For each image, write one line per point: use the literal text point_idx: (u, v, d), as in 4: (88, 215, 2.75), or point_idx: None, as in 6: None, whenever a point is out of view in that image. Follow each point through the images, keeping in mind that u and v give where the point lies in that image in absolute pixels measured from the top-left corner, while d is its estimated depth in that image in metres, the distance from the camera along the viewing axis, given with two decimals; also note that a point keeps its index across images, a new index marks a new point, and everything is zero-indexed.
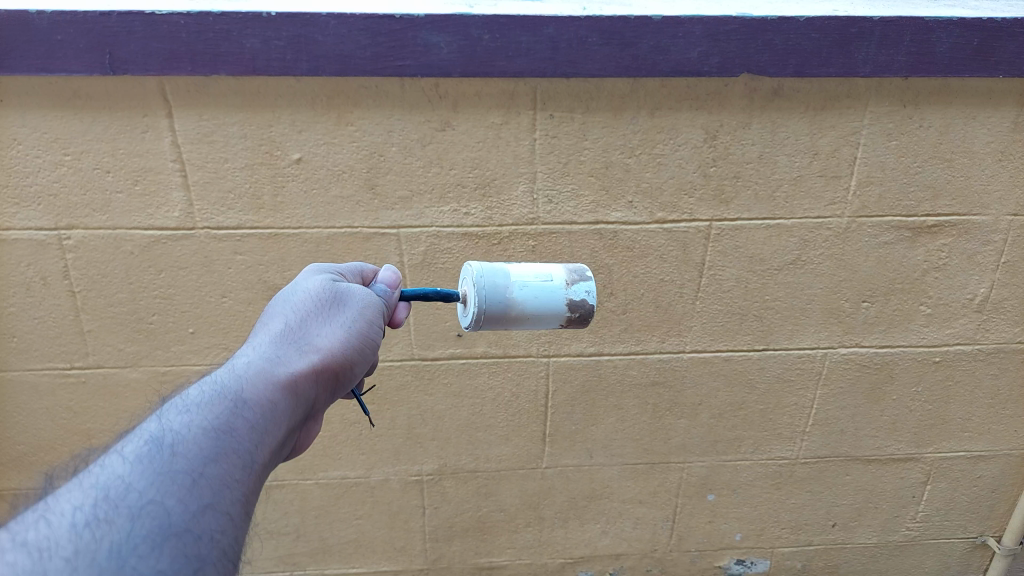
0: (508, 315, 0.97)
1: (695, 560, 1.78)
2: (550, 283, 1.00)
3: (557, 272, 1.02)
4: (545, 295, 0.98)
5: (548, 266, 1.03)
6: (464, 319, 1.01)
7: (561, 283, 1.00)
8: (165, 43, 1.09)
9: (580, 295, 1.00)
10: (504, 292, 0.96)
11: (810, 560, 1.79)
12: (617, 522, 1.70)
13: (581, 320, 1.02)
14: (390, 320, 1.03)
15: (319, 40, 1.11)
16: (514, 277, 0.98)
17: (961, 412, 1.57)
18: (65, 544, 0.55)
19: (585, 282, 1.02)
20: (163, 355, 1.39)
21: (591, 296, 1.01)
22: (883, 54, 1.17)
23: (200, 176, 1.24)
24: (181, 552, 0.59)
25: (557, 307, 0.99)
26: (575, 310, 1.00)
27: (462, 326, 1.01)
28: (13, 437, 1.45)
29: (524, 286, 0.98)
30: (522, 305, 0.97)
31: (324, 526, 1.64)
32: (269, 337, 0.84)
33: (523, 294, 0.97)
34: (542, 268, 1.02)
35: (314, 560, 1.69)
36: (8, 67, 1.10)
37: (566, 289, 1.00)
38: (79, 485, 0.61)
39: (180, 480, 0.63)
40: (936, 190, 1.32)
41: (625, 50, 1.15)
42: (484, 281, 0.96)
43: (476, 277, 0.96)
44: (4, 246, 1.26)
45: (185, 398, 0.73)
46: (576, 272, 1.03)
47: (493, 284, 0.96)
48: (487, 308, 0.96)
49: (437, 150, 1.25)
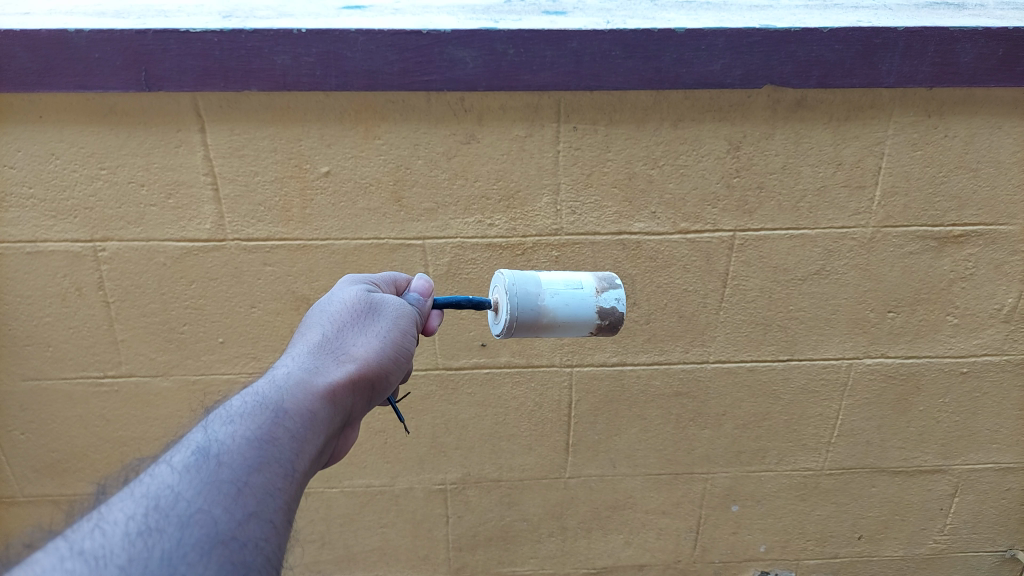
0: (539, 322, 0.98)
1: (719, 571, 1.77)
2: (580, 291, 1.01)
3: (586, 279, 1.03)
4: (575, 302, 0.99)
5: (577, 274, 1.05)
6: (496, 327, 1.02)
7: (590, 290, 1.01)
8: (198, 60, 1.12)
9: (609, 303, 1.01)
10: (536, 300, 0.97)
11: (835, 573, 1.77)
12: (639, 533, 1.70)
13: (610, 328, 1.02)
14: (424, 328, 1.04)
15: (347, 56, 1.13)
16: (545, 285, 0.99)
17: (989, 423, 1.55)
18: (119, 551, 0.57)
19: (614, 289, 1.02)
20: (194, 364, 1.42)
21: (620, 304, 1.02)
22: (907, 64, 1.17)
23: (231, 189, 1.26)
24: (228, 559, 0.61)
25: (587, 316, 1.00)
26: (605, 317, 1.01)
27: (495, 334, 1.03)
28: (48, 444, 1.48)
29: (556, 294, 0.99)
30: (553, 313, 0.98)
31: (348, 535, 1.66)
32: (307, 347, 0.86)
33: (554, 302, 0.98)
34: (571, 276, 1.03)
35: (339, 567, 1.71)
36: (47, 84, 1.13)
37: (595, 297, 1.01)
38: (130, 494, 0.63)
39: (225, 490, 0.65)
40: (962, 200, 1.31)
41: (648, 62, 1.16)
42: (517, 289, 0.97)
43: (509, 284, 0.98)
44: (41, 257, 1.29)
45: (229, 409, 0.75)
46: (605, 280, 1.04)
47: (525, 293, 0.97)
48: (519, 316, 0.97)
49: (462, 162, 1.26)
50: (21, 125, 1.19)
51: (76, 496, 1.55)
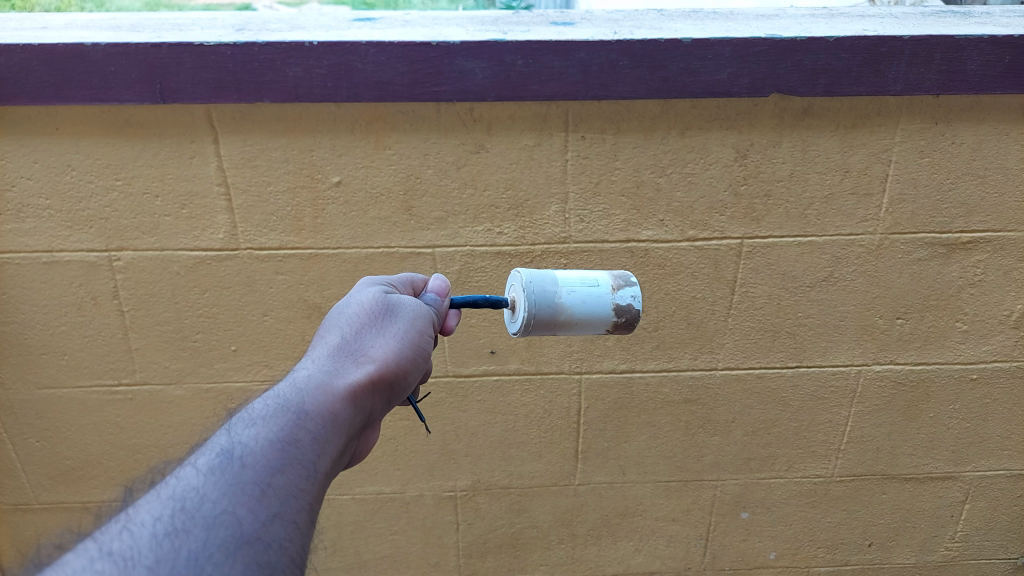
0: (556, 320, 0.99)
1: None
2: (596, 288, 1.02)
3: (602, 277, 1.04)
4: (592, 299, 1.00)
5: (593, 272, 1.06)
6: (513, 325, 1.03)
7: (607, 287, 1.02)
8: (212, 73, 1.14)
9: (625, 299, 1.02)
10: (553, 296, 0.98)
11: None
12: (648, 540, 1.70)
13: (627, 325, 1.03)
14: (442, 328, 1.05)
15: (359, 68, 1.15)
16: (562, 282, 1.00)
17: (999, 430, 1.54)
18: (147, 553, 0.59)
19: (630, 286, 1.04)
20: (207, 372, 1.44)
21: (636, 301, 1.03)
22: (914, 72, 1.18)
23: (244, 199, 1.28)
24: (253, 560, 0.62)
25: (603, 312, 1.01)
26: (621, 315, 1.02)
27: (511, 332, 1.04)
28: (63, 452, 1.50)
29: (572, 290, 1.00)
30: (570, 310, 0.99)
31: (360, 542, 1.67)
32: (326, 351, 0.87)
33: (571, 298, 0.99)
34: (587, 273, 1.04)
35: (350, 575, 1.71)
36: (64, 97, 1.16)
37: (612, 294, 1.02)
38: (157, 496, 0.65)
39: (248, 491, 0.66)
40: (970, 207, 1.31)
41: (655, 72, 1.17)
42: (533, 289, 0.98)
43: (525, 284, 0.99)
44: (58, 267, 1.31)
45: (251, 412, 0.77)
46: (621, 277, 1.05)
47: (542, 290, 0.98)
48: (536, 313, 0.98)
49: (472, 172, 1.28)
50: (38, 138, 1.22)
51: (90, 503, 1.56)
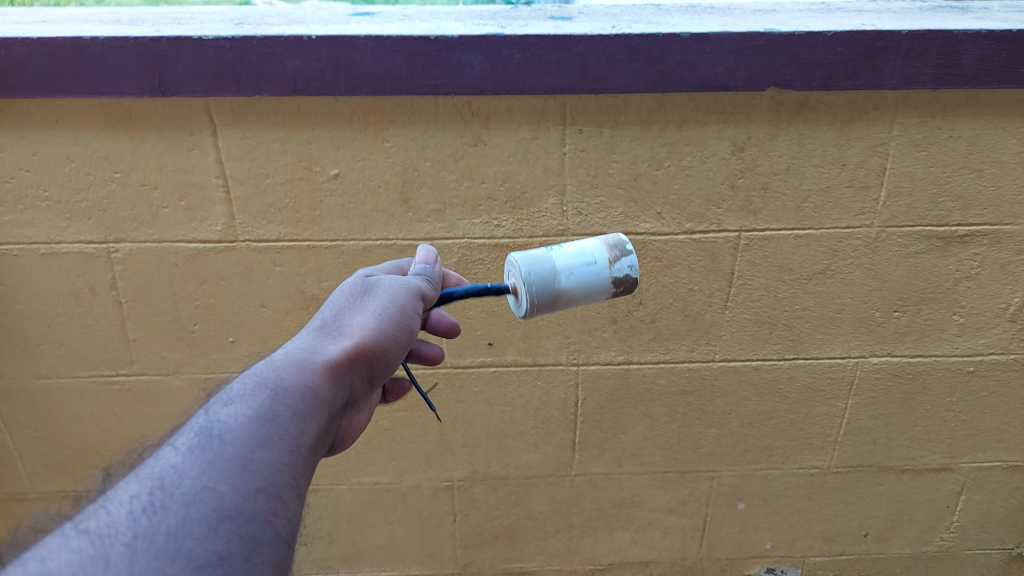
0: (557, 298, 1.00)
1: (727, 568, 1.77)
2: (594, 261, 1.01)
3: (597, 246, 1.03)
4: (590, 273, 1.01)
5: (585, 241, 1.05)
6: (514, 305, 1.04)
7: (604, 259, 1.02)
8: (211, 65, 1.15)
9: (623, 270, 1.02)
10: (551, 275, 0.99)
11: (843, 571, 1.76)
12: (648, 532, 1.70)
13: (626, 292, 1.05)
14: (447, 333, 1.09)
15: (357, 60, 1.15)
16: (558, 261, 1.00)
17: (996, 422, 1.55)
18: (124, 530, 0.59)
19: (627, 255, 1.03)
20: (204, 362, 1.44)
21: (634, 271, 1.03)
22: (911, 66, 1.18)
23: (241, 190, 1.29)
24: (235, 533, 0.62)
25: (602, 284, 1.02)
26: (621, 284, 1.03)
27: (513, 312, 1.05)
28: (61, 439, 1.50)
29: (571, 268, 1.00)
30: (569, 287, 1.00)
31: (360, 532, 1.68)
32: (306, 333, 0.88)
33: (570, 276, 0.99)
34: (582, 246, 1.03)
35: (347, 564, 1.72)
36: (63, 89, 1.16)
37: (610, 267, 1.02)
38: (136, 476, 0.66)
39: (228, 467, 0.67)
40: (966, 200, 1.32)
41: (653, 65, 1.17)
42: (529, 271, 0.98)
43: (522, 267, 0.99)
44: (54, 257, 1.32)
45: (230, 393, 0.77)
46: (616, 243, 1.04)
47: (539, 270, 0.99)
48: (536, 293, 0.98)
49: (469, 163, 1.28)
50: (37, 129, 1.22)
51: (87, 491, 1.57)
